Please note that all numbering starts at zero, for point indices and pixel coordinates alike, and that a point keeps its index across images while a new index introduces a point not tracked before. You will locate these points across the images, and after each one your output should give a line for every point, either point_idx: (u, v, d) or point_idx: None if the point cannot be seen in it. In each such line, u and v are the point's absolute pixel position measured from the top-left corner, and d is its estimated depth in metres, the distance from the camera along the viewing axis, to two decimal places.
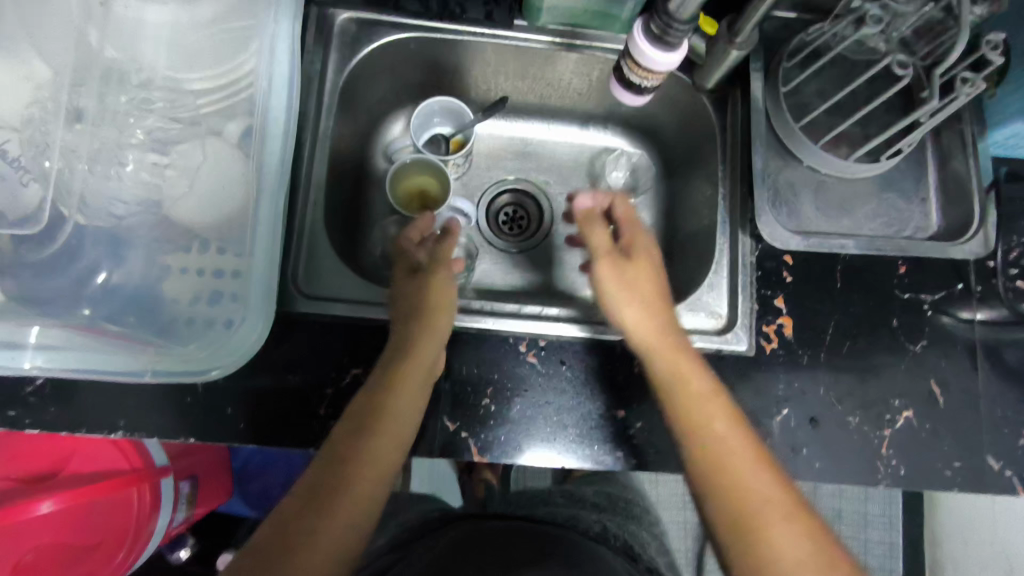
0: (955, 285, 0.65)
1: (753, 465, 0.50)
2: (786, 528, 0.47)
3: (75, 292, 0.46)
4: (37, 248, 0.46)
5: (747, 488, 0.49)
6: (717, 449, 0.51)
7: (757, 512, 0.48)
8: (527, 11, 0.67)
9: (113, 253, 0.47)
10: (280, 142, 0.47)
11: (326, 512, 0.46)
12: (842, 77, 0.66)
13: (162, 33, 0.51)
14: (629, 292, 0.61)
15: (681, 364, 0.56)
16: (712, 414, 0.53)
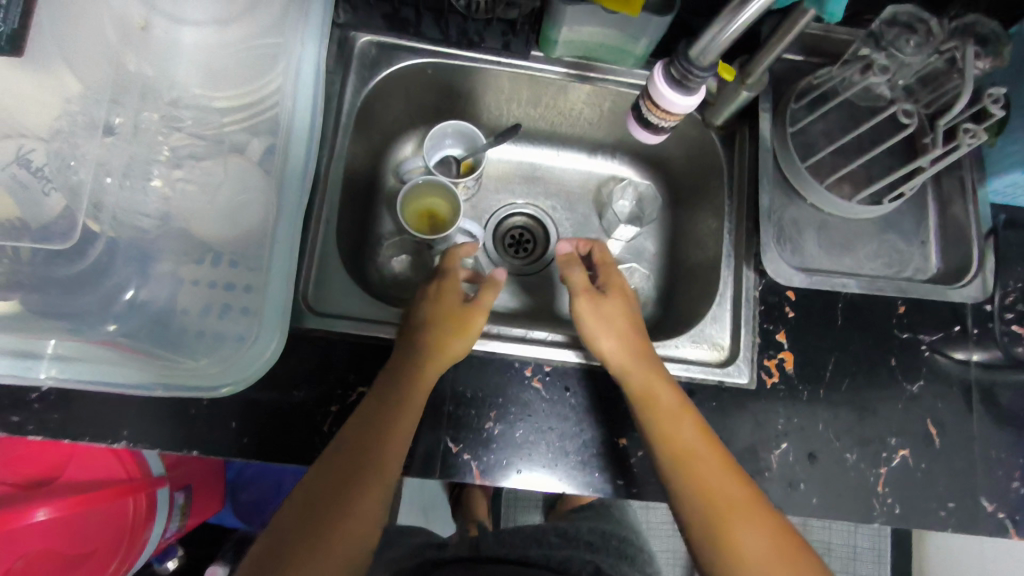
0: (952, 327, 0.67)
1: (734, 489, 0.53)
2: (765, 549, 0.51)
3: (98, 309, 0.47)
4: (67, 261, 0.46)
5: (715, 494, 0.53)
6: (701, 475, 0.54)
7: (739, 536, 0.52)
8: (543, 42, 0.68)
9: (139, 272, 0.48)
10: (301, 160, 0.48)
11: (329, 516, 0.50)
12: (848, 120, 0.68)
13: (193, 53, 0.52)
14: (605, 326, 0.61)
15: (654, 398, 0.57)
16: (694, 442, 0.55)
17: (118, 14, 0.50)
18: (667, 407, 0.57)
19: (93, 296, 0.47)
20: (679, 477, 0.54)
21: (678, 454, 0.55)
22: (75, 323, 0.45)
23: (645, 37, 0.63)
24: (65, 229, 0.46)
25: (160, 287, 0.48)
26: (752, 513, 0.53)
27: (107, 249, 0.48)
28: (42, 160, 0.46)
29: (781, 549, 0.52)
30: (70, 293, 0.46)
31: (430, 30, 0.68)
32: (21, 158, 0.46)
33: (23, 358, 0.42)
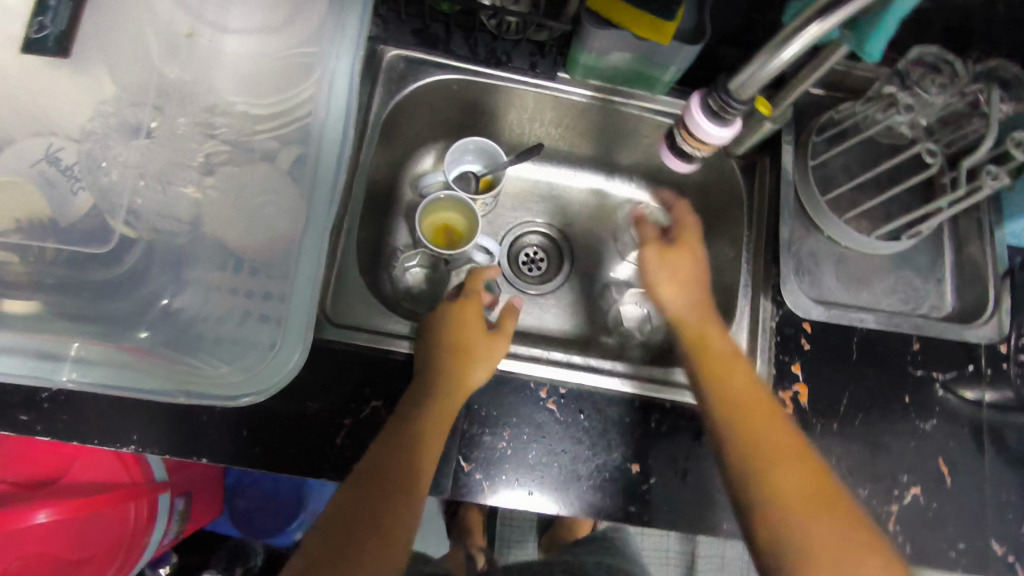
0: (966, 367, 0.66)
1: (782, 435, 0.53)
2: (811, 491, 0.50)
3: (135, 313, 0.46)
4: (102, 266, 0.45)
5: (762, 434, 0.53)
6: (752, 416, 0.53)
7: (786, 475, 0.51)
8: (570, 65, 0.69)
9: (176, 279, 0.47)
10: (332, 171, 0.48)
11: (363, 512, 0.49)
12: (867, 158, 0.69)
13: (234, 62, 0.52)
14: (667, 273, 0.62)
15: (709, 345, 0.58)
16: (748, 386, 0.55)
17: (161, 20, 0.50)
18: (722, 352, 0.57)
19: (127, 302, 0.46)
20: (727, 416, 0.54)
21: (730, 394, 0.55)
22: (105, 329, 0.45)
23: (674, 65, 0.64)
24: (104, 233, 0.46)
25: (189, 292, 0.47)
26: (801, 459, 0.52)
27: (145, 256, 0.47)
28: (71, 158, 0.46)
29: (829, 496, 0.50)
30: (99, 295, 0.45)
31: (460, 47, 0.68)
32: (50, 156, 0.46)
33: (48, 359, 0.42)
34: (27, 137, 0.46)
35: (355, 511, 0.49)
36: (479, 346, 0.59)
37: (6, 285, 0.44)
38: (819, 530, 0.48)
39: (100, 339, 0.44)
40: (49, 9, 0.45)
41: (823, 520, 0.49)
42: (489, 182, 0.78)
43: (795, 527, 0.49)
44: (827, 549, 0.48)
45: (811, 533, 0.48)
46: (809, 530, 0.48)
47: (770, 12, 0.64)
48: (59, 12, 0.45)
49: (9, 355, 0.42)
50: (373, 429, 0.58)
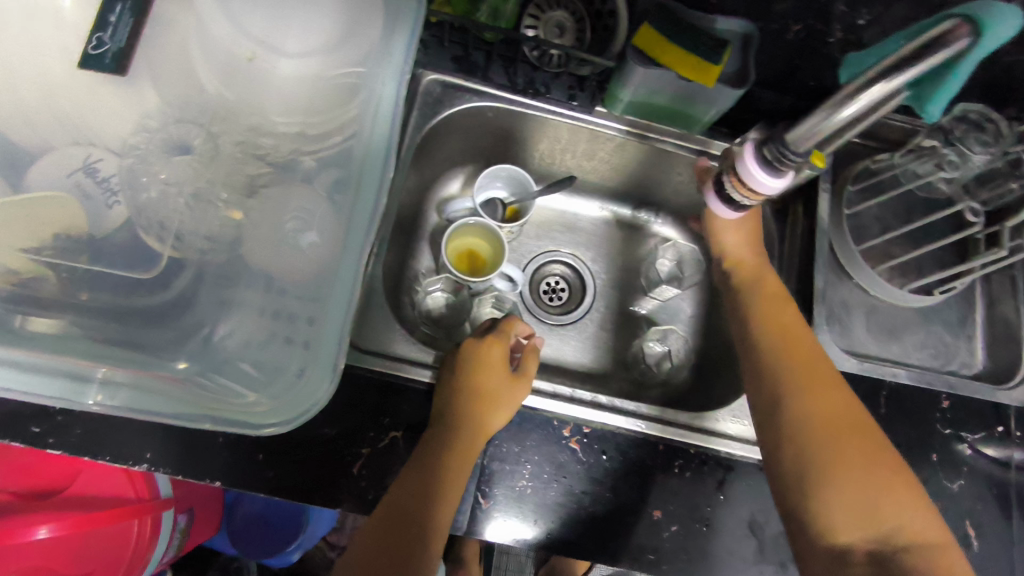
0: (994, 428, 0.65)
1: (821, 363, 0.56)
2: (841, 414, 0.53)
3: (177, 341, 0.44)
4: (147, 291, 0.45)
5: (807, 359, 0.56)
6: (795, 344, 0.57)
7: (821, 393, 0.54)
8: (608, 99, 0.68)
9: (211, 301, 0.46)
10: (373, 194, 0.46)
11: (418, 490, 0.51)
12: (902, 210, 0.69)
13: (281, 82, 0.51)
14: (732, 219, 0.66)
15: (763, 283, 0.62)
16: (794, 318, 0.59)
17: (213, 40, 0.50)
18: (774, 291, 0.61)
19: (178, 328, 0.44)
20: (773, 342, 0.57)
21: (775, 323, 0.59)
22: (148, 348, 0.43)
23: (714, 106, 0.64)
24: (148, 261, 0.45)
25: (221, 314, 0.45)
26: (837, 388, 0.54)
27: (193, 283, 0.46)
28: (110, 170, 0.46)
29: (861, 424, 0.53)
30: (132, 311, 0.44)
31: (498, 74, 0.68)
32: (88, 167, 0.46)
33: (74, 380, 0.41)
34: (66, 145, 0.46)
35: (403, 505, 0.50)
36: (503, 391, 0.58)
37: (35, 303, 0.43)
38: (847, 449, 0.51)
39: (132, 369, 0.42)
40: (109, 25, 0.46)
41: (850, 437, 0.51)
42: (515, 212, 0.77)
43: (823, 440, 0.51)
44: (852, 466, 0.50)
45: (838, 449, 0.51)
46: (837, 448, 0.51)
47: (811, 59, 0.64)
48: (120, 29, 0.46)
49: (30, 373, 0.40)
50: (392, 460, 0.56)
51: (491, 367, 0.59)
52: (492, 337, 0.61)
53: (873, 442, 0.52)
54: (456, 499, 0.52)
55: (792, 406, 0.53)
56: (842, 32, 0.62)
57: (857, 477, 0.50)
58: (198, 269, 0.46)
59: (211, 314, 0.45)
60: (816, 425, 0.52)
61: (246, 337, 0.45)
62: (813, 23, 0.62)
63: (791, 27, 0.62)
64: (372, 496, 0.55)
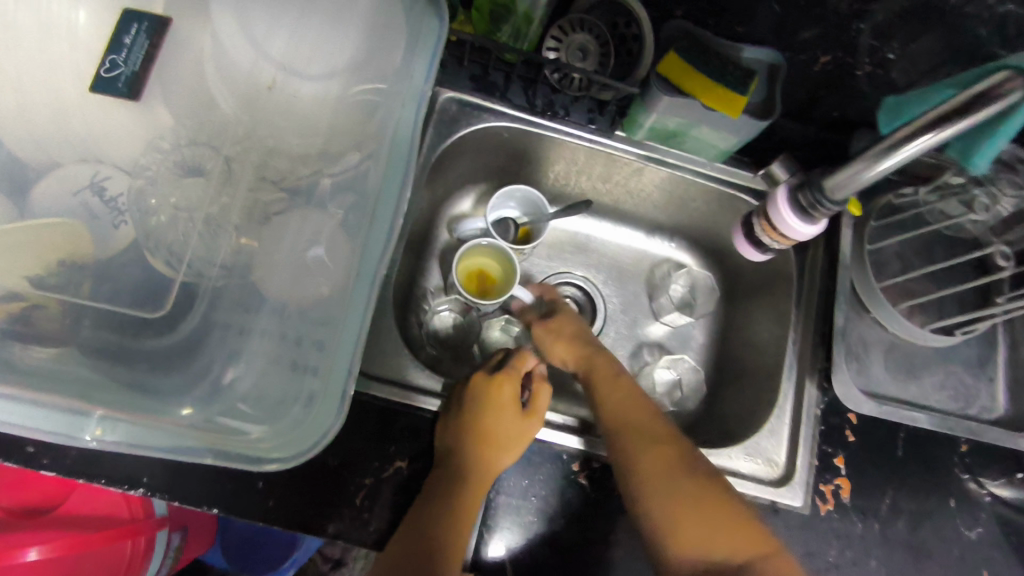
0: (1014, 474, 0.63)
1: (662, 449, 0.56)
2: (681, 496, 0.53)
3: (189, 385, 0.42)
4: (155, 333, 0.43)
5: (637, 451, 0.55)
6: (621, 400, 0.59)
7: (655, 478, 0.54)
8: (628, 124, 0.67)
9: (216, 331, 0.44)
10: (387, 223, 0.44)
11: (423, 525, 0.50)
12: (925, 247, 0.67)
13: (299, 104, 0.50)
14: (553, 336, 0.65)
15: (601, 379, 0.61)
16: (625, 406, 0.58)
17: (230, 62, 0.48)
18: (596, 359, 0.63)
19: (184, 374, 0.42)
20: (603, 402, 0.60)
21: (606, 386, 0.61)
22: (159, 379, 0.42)
23: (736, 136, 0.63)
24: (158, 295, 0.44)
25: (226, 351, 0.43)
26: (661, 437, 0.56)
27: (209, 307, 0.44)
28: (118, 189, 0.45)
29: (686, 468, 0.55)
30: (136, 340, 0.42)
31: (517, 96, 0.66)
32: (96, 185, 0.44)
33: (72, 416, 0.38)
34: (73, 163, 0.45)
35: (413, 543, 0.49)
36: (505, 435, 0.56)
37: (33, 327, 0.41)
38: (668, 497, 0.53)
39: (132, 411, 0.40)
40: (123, 47, 0.45)
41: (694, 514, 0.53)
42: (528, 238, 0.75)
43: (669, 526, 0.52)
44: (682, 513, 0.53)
45: (659, 500, 0.53)
46: (663, 503, 0.53)
47: (837, 90, 0.62)
48: (134, 51, 0.45)
49: (32, 409, 0.38)
50: (395, 491, 0.55)
51: (494, 412, 0.57)
52: (501, 377, 0.59)
53: (711, 499, 0.53)
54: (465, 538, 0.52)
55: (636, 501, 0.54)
56: (871, 66, 0.59)
57: (688, 523, 0.52)
58: (211, 298, 0.44)
59: (215, 345, 0.43)
60: (647, 477, 0.54)
61: (257, 372, 0.43)
62: (841, 56, 0.59)
63: (820, 58, 0.59)
64: (376, 528, 0.53)
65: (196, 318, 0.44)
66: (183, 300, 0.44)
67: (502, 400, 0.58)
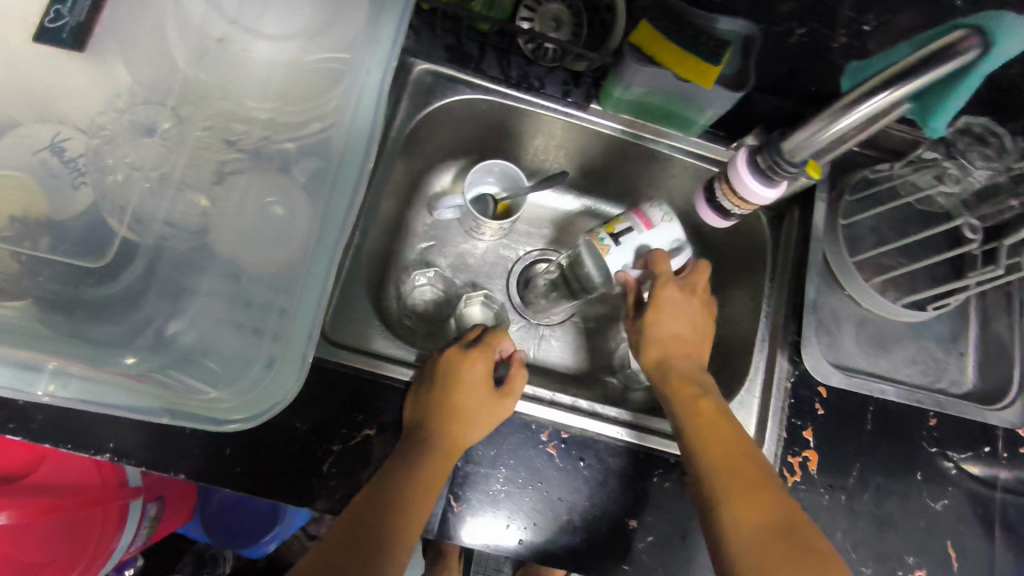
0: (981, 448, 0.64)
1: (763, 497, 0.50)
2: (778, 555, 0.47)
3: (123, 341, 0.42)
4: (95, 283, 0.43)
5: (732, 492, 0.50)
6: (708, 418, 0.55)
7: (759, 537, 0.48)
8: (603, 95, 0.66)
9: (170, 302, 0.44)
10: (349, 190, 0.46)
11: (384, 482, 0.51)
12: (898, 222, 0.67)
13: (263, 70, 0.50)
14: (656, 338, 0.62)
15: (701, 404, 0.56)
16: (726, 438, 0.54)
17: (192, 26, 0.49)
18: (677, 374, 0.59)
19: (123, 327, 0.42)
20: (687, 418, 0.56)
21: (703, 415, 0.56)
22: (118, 334, 0.42)
23: (708, 110, 0.63)
24: (100, 246, 0.44)
25: (170, 305, 0.44)
26: (751, 463, 0.52)
27: (151, 261, 0.44)
28: (77, 149, 0.44)
29: (774, 497, 0.50)
30: (77, 290, 0.42)
31: (492, 68, 0.66)
32: (55, 145, 0.44)
33: (22, 369, 0.39)
34: (32, 122, 0.44)
35: (373, 494, 0.50)
36: (476, 413, 0.56)
37: None
38: (766, 547, 0.47)
39: (86, 363, 0.40)
40: None
41: None
42: (614, 223, 0.64)
43: None
44: (771, 552, 0.47)
45: (755, 549, 0.47)
46: (751, 536, 0.48)
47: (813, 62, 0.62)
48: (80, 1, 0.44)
49: None
50: (362, 458, 0.55)
51: (466, 386, 0.57)
52: (477, 351, 0.59)
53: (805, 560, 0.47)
54: (431, 499, 0.52)
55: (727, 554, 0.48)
56: (847, 38, 0.58)
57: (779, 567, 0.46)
58: (152, 254, 0.44)
59: (154, 294, 0.44)
60: (744, 524, 0.49)
61: (202, 333, 0.43)
62: (817, 27, 0.57)
63: (794, 30, 0.58)
64: (343, 495, 0.54)
65: (141, 262, 0.44)
66: (124, 252, 0.44)
67: (477, 378, 0.58)
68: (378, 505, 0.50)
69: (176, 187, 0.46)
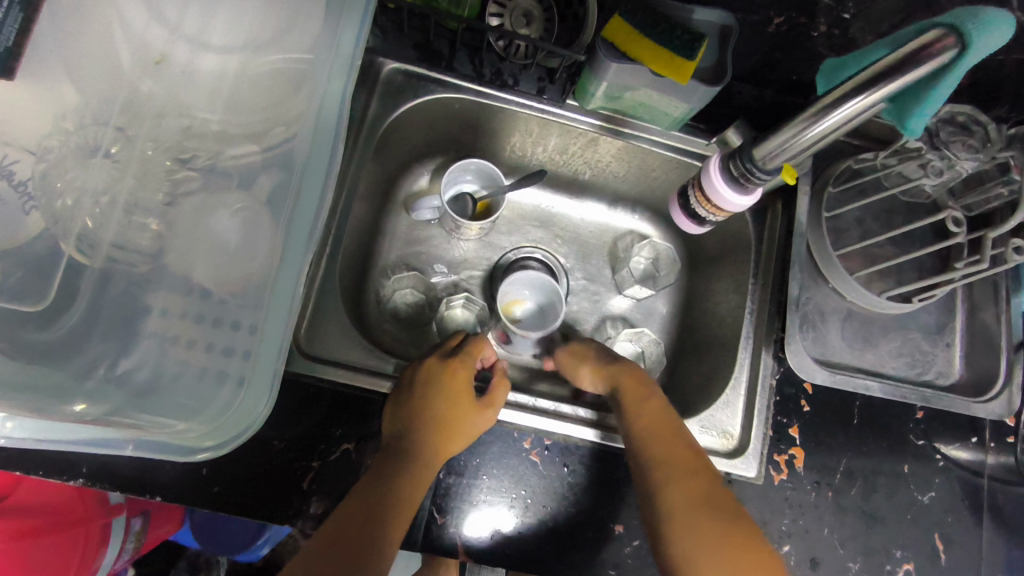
0: (969, 438, 0.64)
1: (713, 496, 0.52)
2: (725, 551, 0.48)
3: (73, 384, 0.42)
4: (37, 326, 0.42)
5: (683, 493, 0.51)
6: (655, 418, 0.56)
7: (710, 535, 0.49)
8: (579, 93, 0.64)
9: (135, 333, 0.43)
10: (313, 206, 0.44)
11: (356, 497, 0.50)
12: (884, 213, 0.66)
13: (215, 82, 0.49)
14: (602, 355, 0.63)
15: (649, 405, 0.57)
16: (677, 439, 0.55)
17: (138, 39, 0.47)
18: (624, 376, 0.60)
19: (79, 363, 0.42)
20: (634, 420, 0.56)
21: (649, 415, 0.56)
22: (73, 371, 0.42)
23: (687, 104, 0.60)
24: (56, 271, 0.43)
25: (116, 345, 0.43)
26: (701, 475, 0.53)
27: (98, 289, 0.44)
28: (26, 173, 0.43)
29: (724, 513, 0.51)
30: (35, 323, 0.42)
31: (463, 66, 0.64)
32: (2, 168, 0.42)
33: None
34: None
35: (352, 516, 0.49)
36: (457, 424, 0.55)
37: None
38: (714, 546, 0.49)
39: (39, 406, 0.39)
40: None
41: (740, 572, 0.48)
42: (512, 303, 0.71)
43: None
44: (718, 550, 0.48)
45: (703, 549, 0.49)
46: (699, 542, 0.49)
47: (793, 53, 0.60)
48: (8, 28, 0.40)
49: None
50: (344, 474, 0.54)
51: (447, 398, 0.56)
52: (456, 360, 0.59)
53: (754, 556, 0.49)
54: (411, 516, 0.51)
55: (677, 552, 0.49)
56: (827, 26, 0.57)
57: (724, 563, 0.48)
58: (101, 276, 0.44)
59: (99, 335, 0.43)
60: (692, 524, 0.50)
61: (156, 366, 0.43)
62: (796, 16, 0.56)
63: (773, 19, 0.57)
64: (326, 509, 0.53)
65: (85, 301, 0.44)
66: (67, 288, 0.43)
67: (456, 388, 0.57)
68: (359, 524, 0.48)
69: (120, 211, 0.46)
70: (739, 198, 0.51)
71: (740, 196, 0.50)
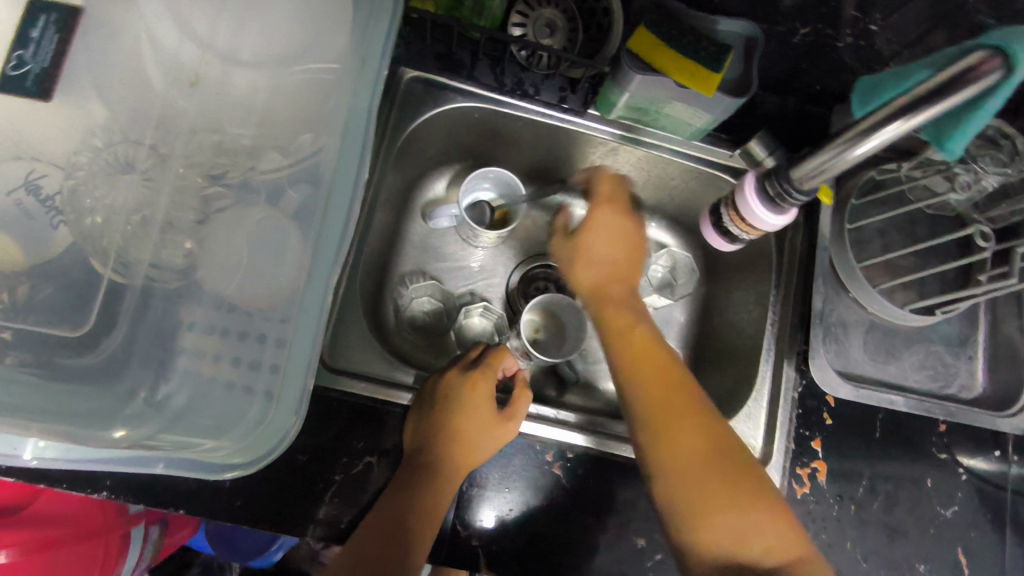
0: (992, 451, 0.63)
1: (706, 432, 0.52)
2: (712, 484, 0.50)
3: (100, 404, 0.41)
4: (71, 353, 0.42)
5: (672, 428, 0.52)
6: (644, 349, 0.55)
7: (698, 471, 0.51)
8: (601, 103, 0.64)
9: (161, 349, 0.43)
10: (341, 221, 0.44)
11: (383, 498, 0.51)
12: (907, 224, 0.66)
13: (239, 95, 0.49)
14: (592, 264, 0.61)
15: (636, 335, 0.56)
16: (668, 369, 0.54)
17: (167, 55, 0.47)
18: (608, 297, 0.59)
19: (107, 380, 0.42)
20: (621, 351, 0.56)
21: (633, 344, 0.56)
22: (100, 387, 0.42)
23: (710, 114, 0.60)
24: (84, 289, 0.43)
25: (154, 371, 0.42)
26: (693, 410, 0.53)
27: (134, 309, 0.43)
28: (53, 187, 0.43)
29: (731, 480, 0.51)
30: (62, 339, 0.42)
31: (484, 75, 0.63)
32: (30, 183, 0.43)
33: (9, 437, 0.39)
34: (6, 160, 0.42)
35: (380, 522, 0.50)
36: (479, 435, 0.55)
37: None
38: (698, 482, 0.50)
39: (69, 425, 0.39)
40: (31, 42, 0.42)
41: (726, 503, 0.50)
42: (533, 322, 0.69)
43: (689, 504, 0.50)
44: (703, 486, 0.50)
45: (687, 482, 0.50)
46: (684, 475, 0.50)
47: (817, 64, 0.60)
48: (43, 46, 0.43)
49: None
50: (365, 488, 0.54)
51: (468, 409, 0.56)
52: (478, 370, 0.58)
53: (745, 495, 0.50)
54: (434, 528, 0.51)
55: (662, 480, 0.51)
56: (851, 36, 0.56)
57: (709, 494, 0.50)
58: (142, 293, 0.44)
59: (133, 362, 0.42)
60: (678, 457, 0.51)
61: (184, 381, 0.43)
62: (821, 28, 0.57)
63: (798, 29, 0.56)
64: (348, 522, 0.53)
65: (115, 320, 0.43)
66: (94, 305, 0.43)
67: (477, 399, 0.57)
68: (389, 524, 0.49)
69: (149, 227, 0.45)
70: (775, 220, 0.52)
71: (776, 218, 0.52)
